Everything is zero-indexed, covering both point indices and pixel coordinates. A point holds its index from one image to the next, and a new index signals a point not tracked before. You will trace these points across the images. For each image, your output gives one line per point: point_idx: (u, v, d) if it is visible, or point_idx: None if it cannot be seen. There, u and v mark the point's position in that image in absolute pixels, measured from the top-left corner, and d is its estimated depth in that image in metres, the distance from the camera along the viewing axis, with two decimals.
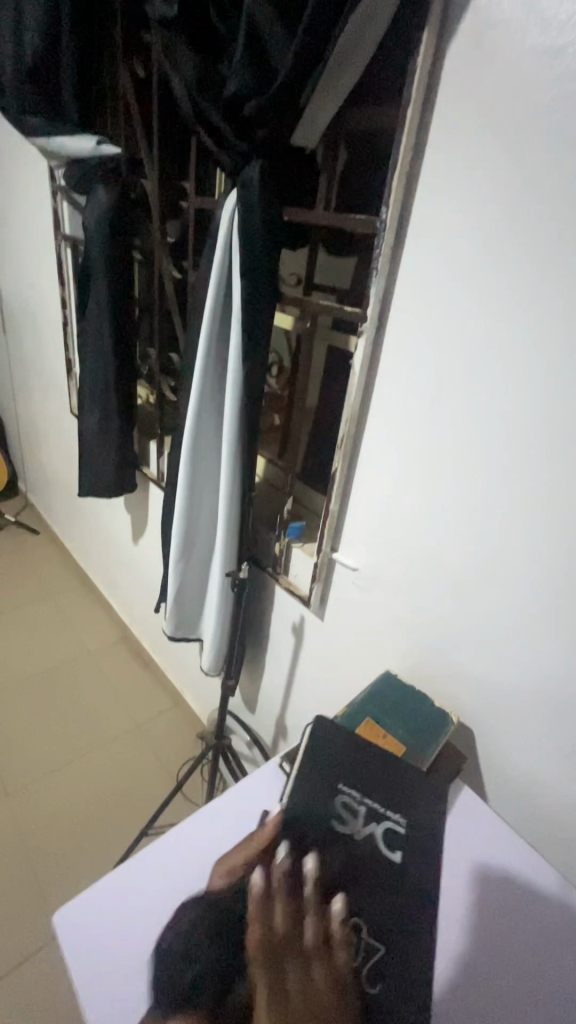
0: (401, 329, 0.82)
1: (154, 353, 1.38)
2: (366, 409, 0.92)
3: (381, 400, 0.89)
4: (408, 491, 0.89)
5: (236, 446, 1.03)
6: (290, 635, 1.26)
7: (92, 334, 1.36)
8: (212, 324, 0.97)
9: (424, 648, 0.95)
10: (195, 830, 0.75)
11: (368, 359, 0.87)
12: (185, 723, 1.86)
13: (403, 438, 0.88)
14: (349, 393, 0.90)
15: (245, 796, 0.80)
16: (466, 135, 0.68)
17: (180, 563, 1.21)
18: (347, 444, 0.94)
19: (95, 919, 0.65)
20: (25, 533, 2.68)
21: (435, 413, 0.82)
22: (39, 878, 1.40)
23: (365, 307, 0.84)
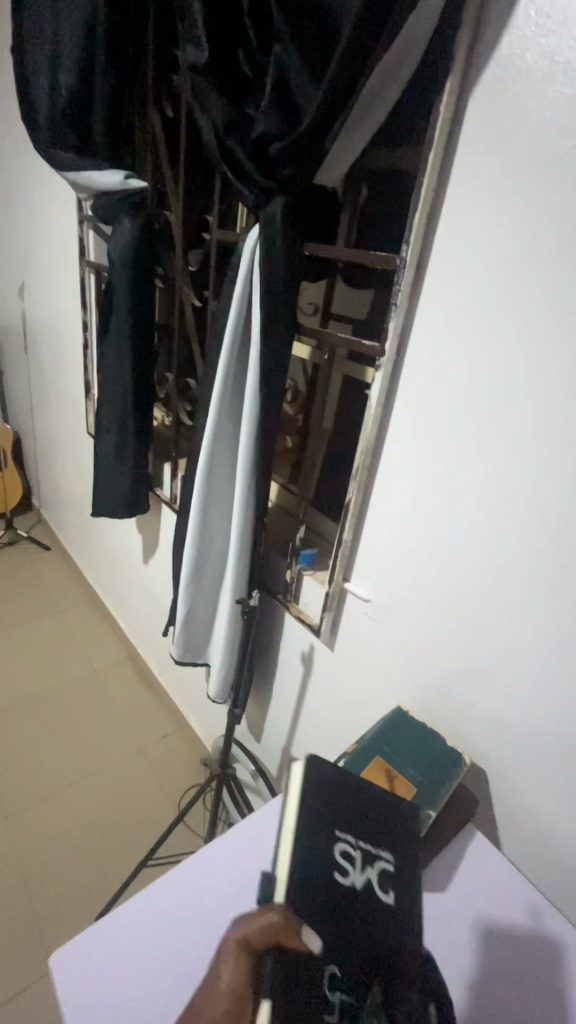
0: (420, 363, 0.83)
1: (172, 377, 1.39)
2: (381, 439, 0.92)
3: (397, 431, 0.89)
4: (424, 524, 0.88)
5: (251, 473, 1.03)
6: (299, 663, 1.24)
7: (113, 357, 1.39)
8: (231, 354, 0.99)
9: (436, 684, 0.93)
10: (199, 872, 0.72)
11: (384, 391, 0.87)
12: (189, 749, 1.83)
13: (419, 469, 0.87)
14: (364, 424, 0.90)
15: (249, 834, 0.78)
16: (487, 179, 0.69)
17: (190, 587, 1.21)
18: (362, 474, 0.94)
19: (95, 969, 0.62)
20: (38, 549, 2.70)
21: (452, 447, 0.81)
22: (37, 906, 1.35)
23: (383, 341, 0.85)
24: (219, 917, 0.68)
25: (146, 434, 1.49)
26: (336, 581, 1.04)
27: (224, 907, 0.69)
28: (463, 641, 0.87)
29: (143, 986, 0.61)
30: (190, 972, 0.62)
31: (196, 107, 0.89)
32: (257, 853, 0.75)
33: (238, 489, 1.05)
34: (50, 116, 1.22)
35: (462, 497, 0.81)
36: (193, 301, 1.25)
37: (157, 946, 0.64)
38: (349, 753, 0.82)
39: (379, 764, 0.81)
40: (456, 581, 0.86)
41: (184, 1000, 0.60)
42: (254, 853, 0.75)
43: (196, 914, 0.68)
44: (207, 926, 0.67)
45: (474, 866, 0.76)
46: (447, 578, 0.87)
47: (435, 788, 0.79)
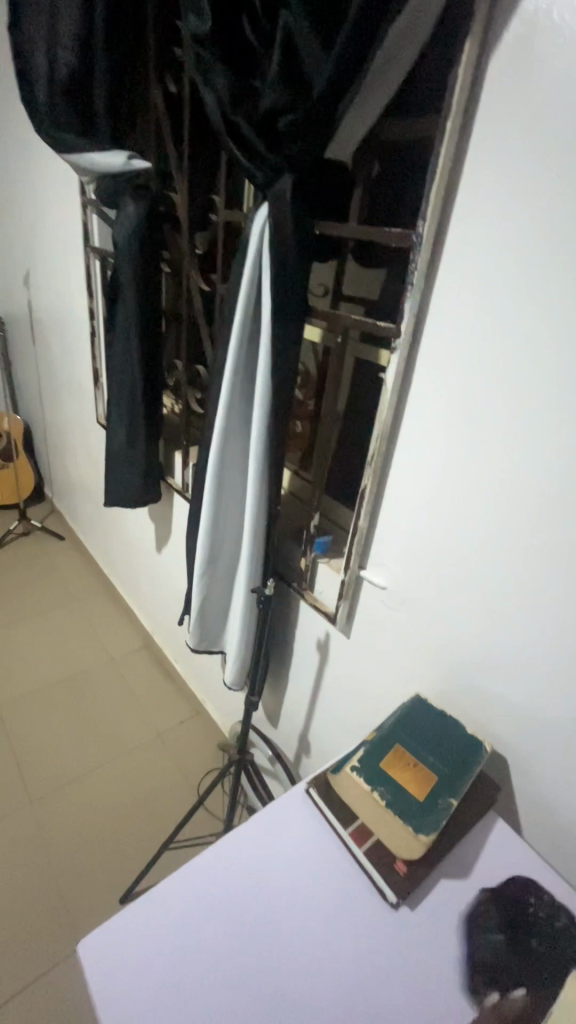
0: (437, 344, 0.80)
1: (181, 363, 1.38)
2: (397, 425, 0.89)
3: (413, 414, 0.87)
4: (442, 511, 0.86)
5: (263, 461, 1.02)
6: (315, 650, 1.24)
7: (120, 345, 1.37)
8: (242, 340, 0.97)
9: (457, 673, 0.92)
10: (222, 861, 0.73)
11: (400, 375, 0.85)
12: (206, 734, 1.85)
13: (436, 454, 0.85)
14: (380, 408, 0.88)
15: (270, 822, 0.78)
16: (511, 144, 0.66)
17: (205, 576, 1.21)
18: (378, 460, 0.92)
19: (124, 958, 0.63)
20: (52, 539, 2.72)
21: (471, 431, 0.79)
22: (63, 889, 1.39)
23: (398, 321, 0.82)
24: (244, 908, 0.68)
25: (157, 422, 1.49)
26: (352, 569, 1.03)
27: (247, 898, 0.69)
28: (485, 630, 0.85)
29: (170, 977, 0.62)
30: (215, 963, 0.63)
31: (200, 80, 0.85)
32: (278, 841, 0.75)
33: (251, 478, 1.04)
34: (50, 94, 1.17)
35: (482, 482, 0.79)
36: (201, 286, 1.22)
37: (183, 937, 0.65)
38: (367, 745, 0.80)
39: (399, 753, 0.79)
40: (474, 568, 0.84)
41: (210, 991, 0.61)
42: (276, 842, 0.75)
43: (220, 904, 0.68)
44: (232, 917, 0.67)
45: (499, 854, 0.76)
46: (467, 566, 0.85)
47: (459, 775, 0.77)
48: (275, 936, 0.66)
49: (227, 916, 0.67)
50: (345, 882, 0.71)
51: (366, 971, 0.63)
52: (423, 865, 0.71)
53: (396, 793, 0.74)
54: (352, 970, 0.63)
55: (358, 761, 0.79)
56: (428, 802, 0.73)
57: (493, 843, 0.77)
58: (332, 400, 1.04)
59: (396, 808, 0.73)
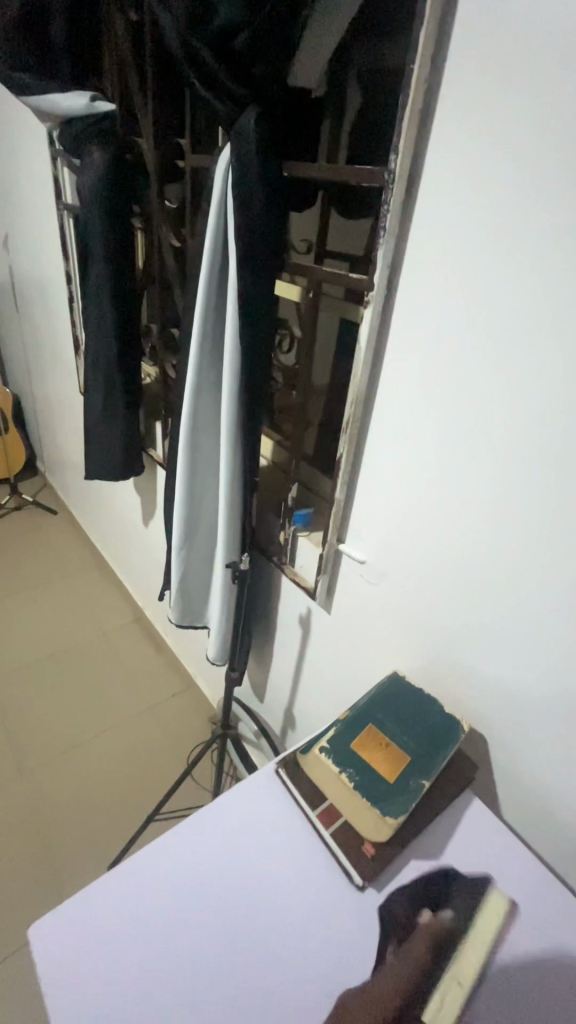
0: (415, 299, 0.73)
1: (157, 327, 1.31)
2: (374, 388, 0.83)
3: (390, 376, 0.80)
4: (421, 481, 0.81)
5: (235, 430, 0.96)
6: (297, 625, 1.21)
7: (92, 309, 1.30)
8: (208, 298, 0.90)
9: (439, 649, 0.88)
10: (183, 842, 0.71)
11: (375, 334, 0.78)
12: (197, 707, 1.85)
13: (413, 419, 0.79)
14: (355, 370, 0.81)
15: (237, 804, 0.75)
16: (495, 56, 0.57)
17: (182, 550, 1.17)
18: (354, 427, 0.86)
19: (77, 946, 0.61)
20: (44, 513, 2.69)
21: (451, 395, 0.73)
22: (52, 860, 1.40)
23: (372, 273, 0.75)
24: (203, 891, 0.66)
25: (135, 390, 1.43)
26: (330, 543, 0.99)
27: (208, 881, 0.67)
28: (467, 605, 0.81)
29: (123, 961, 0.60)
30: (171, 951, 0.61)
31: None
32: (243, 822, 0.73)
33: (223, 449, 0.99)
34: None
35: (462, 451, 0.74)
36: (172, 242, 1.14)
37: (140, 925, 0.63)
38: (339, 724, 0.77)
39: (371, 733, 0.76)
40: (456, 542, 0.79)
41: (165, 979, 0.59)
42: (242, 823, 0.73)
43: (178, 885, 0.67)
44: (190, 902, 0.65)
45: (473, 835, 0.73)
46: (448, 540, 0.80)
47: (432, 758, 0.74)
48: (234, 922, 0.64)
49: (184, 897, 0.66)
50: (309, 866, 0.69)
51: (325, 958, 0.61)
52: (392, 847, 0.69)
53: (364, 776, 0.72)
54: (310, 954, 0.61)
55: (328, 741, 0.76)
56: (396, 786, 0.71)
57: (467, 823, 0.75)
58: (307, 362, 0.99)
59: (364, 792, 0.70)
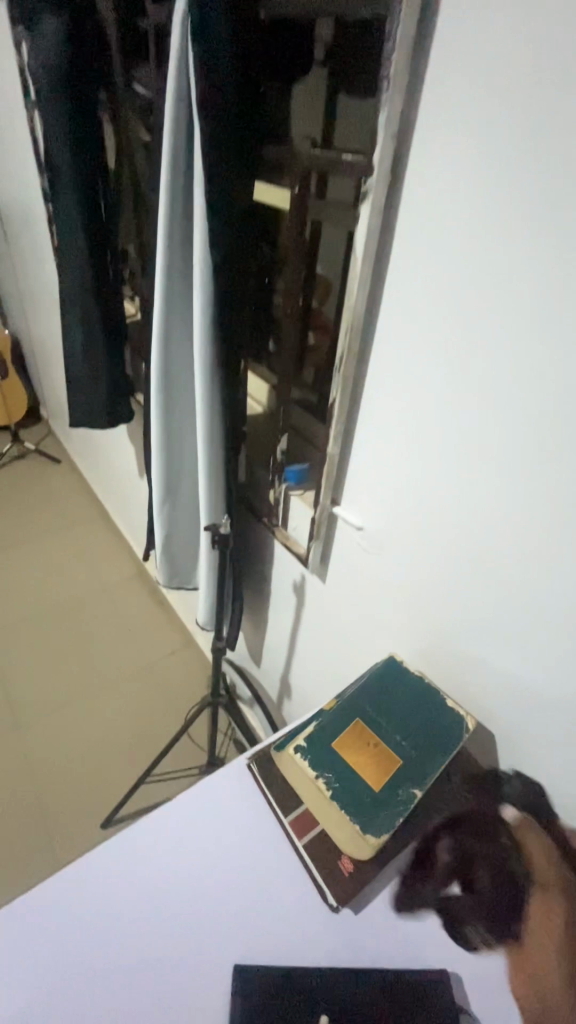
0: (431, 195, 0.60)
1: (135, 247, 1.14)
2: (371, 317, 0.73)
3: (396, 305, 0.69)
4: (427, 428, 0.70)
5: (209, 362, 0.86)
6: (291, 591, 1.10)
7: (59, 223, 1.13)
8: (172, 201, 0.79)
9: (445, 636, 0.76)
10: (143, 841, 0.69)
11: (369, 242, 0.66)
12: (197, 665, 1.80)
13: (419, 359, 0.68)
14: (348, 289, 0.70)
15: (207, 802, 0.73)
16: None
17: (164, 507, 1.07)
18: (347, 366, 0.76)
19: (35, 941, 0.61)
20: (46, 461, 2.60)
21: (462, 318, 0.61)
22: (47, 815, 1.40)
23: (370, 154, 0.63)
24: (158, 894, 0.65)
25: (117, 323, 1.28)
26: (323, 504, 0.89)
27: (171, 888, 0.65)
28: (482, 586, 0.69)
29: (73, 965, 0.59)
30: (127, 954, 0.60)
31: None
32: (212, 820, 0.71)
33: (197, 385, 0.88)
34: None
35: (475, 388, 0.63)
36: (146, 142, 0.95)
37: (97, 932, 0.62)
38: (319, 721, 0.70)
39: (355, 733, 0.68)
40: (468, 501, 0.68)
41: (119, 987, 0.58)
42: (210, 827, 0.71)
43: (137, 886, 0.65)
44: (151, 909, 0.63)
45: None
46: (456, 497, 0.69)
47: (425, 765, 0.65)
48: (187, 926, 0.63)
49: (141, 900, 0.64)
50: (276, 873, 0.67)
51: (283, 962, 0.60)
52: (373, 866, 0.63)
53: (348, 786, 0.64)
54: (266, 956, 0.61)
55: (306, 740, 0.69)
56: (386, 795, 0.63)
57: None
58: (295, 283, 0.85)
59: (346, 805, 0.63)
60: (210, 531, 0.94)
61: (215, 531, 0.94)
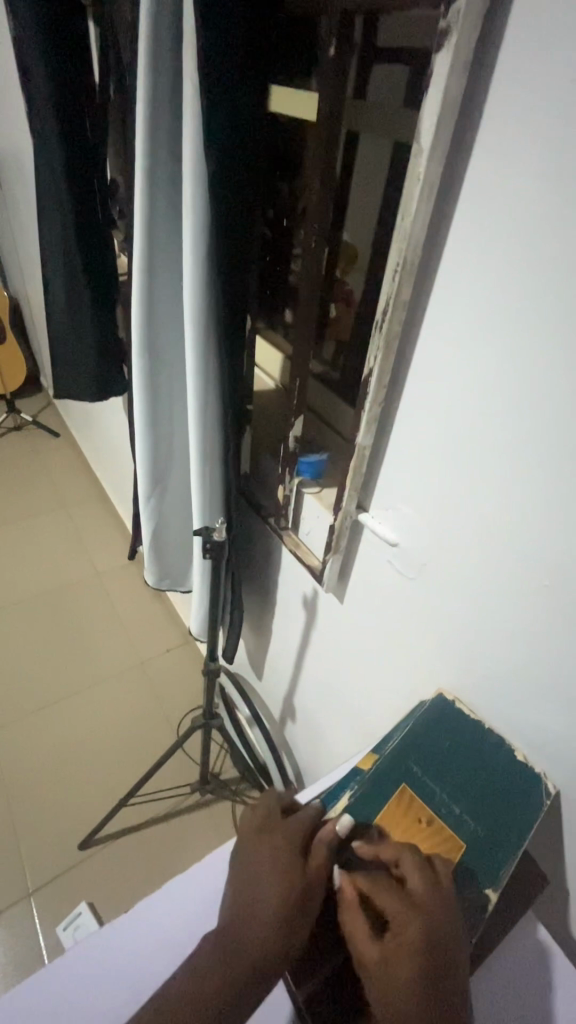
0: (529, 73, 0.42)
1: (124, 179, 0.93)
2: (425, 265, 0.54)
3: (467, 248, 0.50)
4: (499, 411, 0.52)
5: (205, 317, 0.66)
6: (301, 605, 0.92)
7: (34, 144, 0.93)
8: (157, 96, 0.59)
9: (514, 677, 0.61)
10: (114, 942, 0.59)
11: (441, 134, 0.46)
12: (194, 666, 1.65)
13: (497, 329, 0.50)
14: (399, 217, 0.51)
15: (187, 901, 0.62)
16: None
17: (151, 501, 0.90)
18: (386, 331, 0.56)
19: None
20: (43, 435, 2.43)
21: (574, 254, 0.43)
22: (21, 830, 1.27)
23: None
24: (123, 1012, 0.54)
25: (106, 275, 1.08)
26: (345, 511, 0.70)
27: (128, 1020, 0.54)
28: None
29: None
30: None
31: None
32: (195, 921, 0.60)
33: (189, 347, 0.68)
34: None
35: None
36: (128, 21, 0.72)
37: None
38: (365, 791, 0.61)
39: (403, 806, 0.60)
40: (555, 511, 0.51)
41: None
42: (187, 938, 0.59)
43: (98, 996, 0.55)
44: None
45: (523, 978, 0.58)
46: (542, 506, 0.51)
47: (496, 852, 0.56)
48: None
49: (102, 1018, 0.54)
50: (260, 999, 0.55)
51: None
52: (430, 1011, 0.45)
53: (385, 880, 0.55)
54: None
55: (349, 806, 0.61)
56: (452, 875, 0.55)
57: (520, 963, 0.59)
58: (319, 210, 0.62)
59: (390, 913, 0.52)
60: (200, 537, 0.76)
61: (208, 535, 0.76)
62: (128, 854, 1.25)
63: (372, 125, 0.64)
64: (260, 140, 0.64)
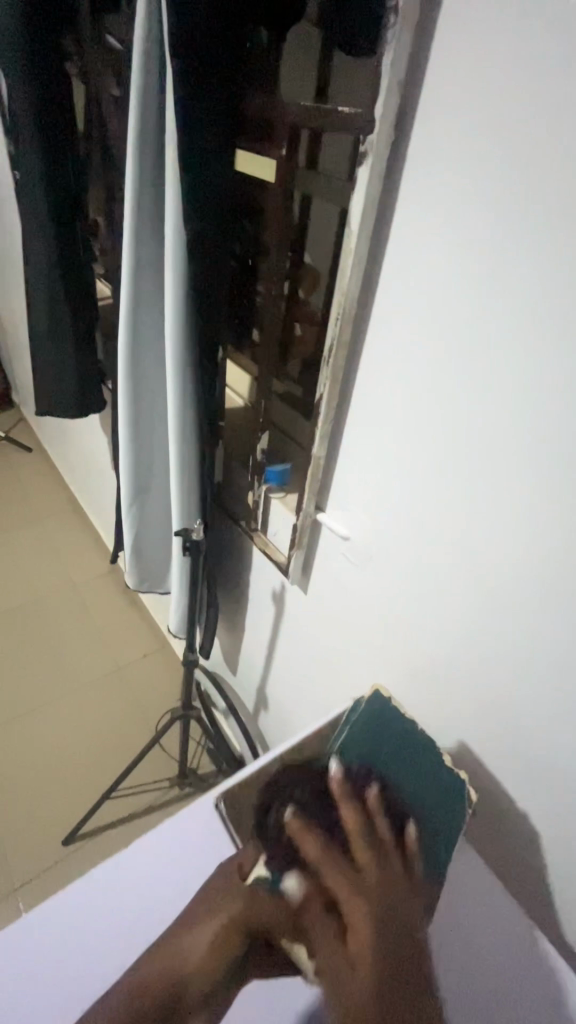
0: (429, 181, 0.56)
1: (105, 222, 1.04)
2: (365, 309, 0.66)
3: (395, 301, 0.63)
4: (424, 427, 0.65)
5: (184, 349, 0.77)
6: (270, 601, 1.03)
7: (22, 190, 1.02)
8: (142, 163, 0.70)
9: (443, 648, 0.73)
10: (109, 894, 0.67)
11: (368, 214, 0.60)
12: (171, 669, 1.72)
13: (416, 364, 0.63)
14: (342, 275, 0.64)
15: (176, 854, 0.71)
16: None
17: (132, 508, 0.99)
18: (337, 361, 0.68)
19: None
20: (16, 451, 2.46)
21: (469, 308, 0.56)
22: (5, 832, 1.32)
23: (372, 113, 0.56)
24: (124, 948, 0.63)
25: (88, 306, 1.17)
26: (307, 511, 0.82)
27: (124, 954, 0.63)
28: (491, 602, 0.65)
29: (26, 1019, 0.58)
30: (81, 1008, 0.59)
31: None
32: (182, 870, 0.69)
33: (171, 374, 0.79)
34: None
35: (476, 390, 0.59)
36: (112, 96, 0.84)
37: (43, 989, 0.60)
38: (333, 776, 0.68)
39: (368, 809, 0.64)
40: (469, 511, 0.63)
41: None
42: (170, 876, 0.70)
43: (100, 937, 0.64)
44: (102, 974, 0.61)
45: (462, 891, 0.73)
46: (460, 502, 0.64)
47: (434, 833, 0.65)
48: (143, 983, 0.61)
49: (102, 958, 0.62)
50: None
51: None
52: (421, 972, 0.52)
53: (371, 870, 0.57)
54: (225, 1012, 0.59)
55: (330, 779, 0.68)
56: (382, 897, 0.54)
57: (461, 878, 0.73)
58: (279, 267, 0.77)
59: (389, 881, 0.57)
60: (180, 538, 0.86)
61: (187, 536, 0.87)
62: (111, 849, 1.31)
63: (322, 192, 0.71)
64: (230, 201, 0.76)
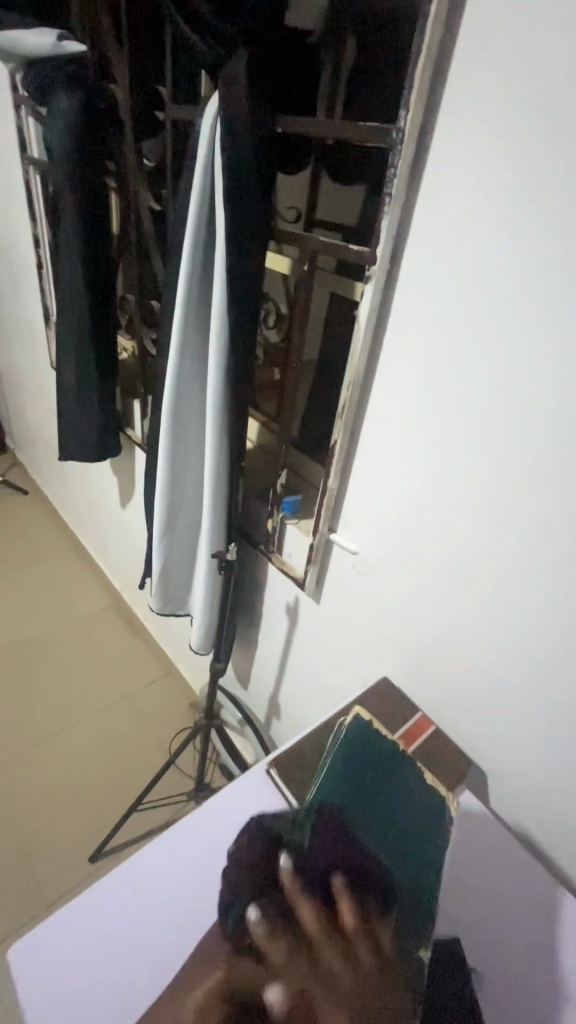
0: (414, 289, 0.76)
1: (134, 298, 1.23)
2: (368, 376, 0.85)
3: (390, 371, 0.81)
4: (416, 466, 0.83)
5: (221, 408, 0.94)
6: (284, 615, 1.18)
7: (62, 274, 1.20)
8: (192, 268, 0.87)
9: (436, 643, 0.90)
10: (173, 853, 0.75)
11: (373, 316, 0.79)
12: (179, 693, 1.82)
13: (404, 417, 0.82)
14: (352, 354, 0.82)
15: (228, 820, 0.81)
16: (511, 60, 0.57)
17: (164, 537, 1.14)
18: (349, 415, 0.86)
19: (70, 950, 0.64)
20: (13, 494, 2.55)
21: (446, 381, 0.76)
22: (32, 857, 1.38)
23: (374, 246, 0.74)
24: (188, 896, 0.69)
25: (113, 366, 1.34)
26: (322, 533, 0.99)
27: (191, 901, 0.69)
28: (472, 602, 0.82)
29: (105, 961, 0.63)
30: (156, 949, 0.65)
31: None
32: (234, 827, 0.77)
33: (209, 428, 0.96)
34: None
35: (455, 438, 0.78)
36: None
37: (136, 960, 0.64)
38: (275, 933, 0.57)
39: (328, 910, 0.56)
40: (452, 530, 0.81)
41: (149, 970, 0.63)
42: None
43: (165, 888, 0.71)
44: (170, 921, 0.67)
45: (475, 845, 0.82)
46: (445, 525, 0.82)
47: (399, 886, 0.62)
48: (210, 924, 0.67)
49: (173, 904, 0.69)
50: None
51: None
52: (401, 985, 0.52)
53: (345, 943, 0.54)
54: None
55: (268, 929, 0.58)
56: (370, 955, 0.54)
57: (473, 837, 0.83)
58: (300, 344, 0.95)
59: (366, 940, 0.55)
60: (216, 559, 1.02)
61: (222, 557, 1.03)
62: None
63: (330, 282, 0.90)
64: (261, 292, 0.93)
